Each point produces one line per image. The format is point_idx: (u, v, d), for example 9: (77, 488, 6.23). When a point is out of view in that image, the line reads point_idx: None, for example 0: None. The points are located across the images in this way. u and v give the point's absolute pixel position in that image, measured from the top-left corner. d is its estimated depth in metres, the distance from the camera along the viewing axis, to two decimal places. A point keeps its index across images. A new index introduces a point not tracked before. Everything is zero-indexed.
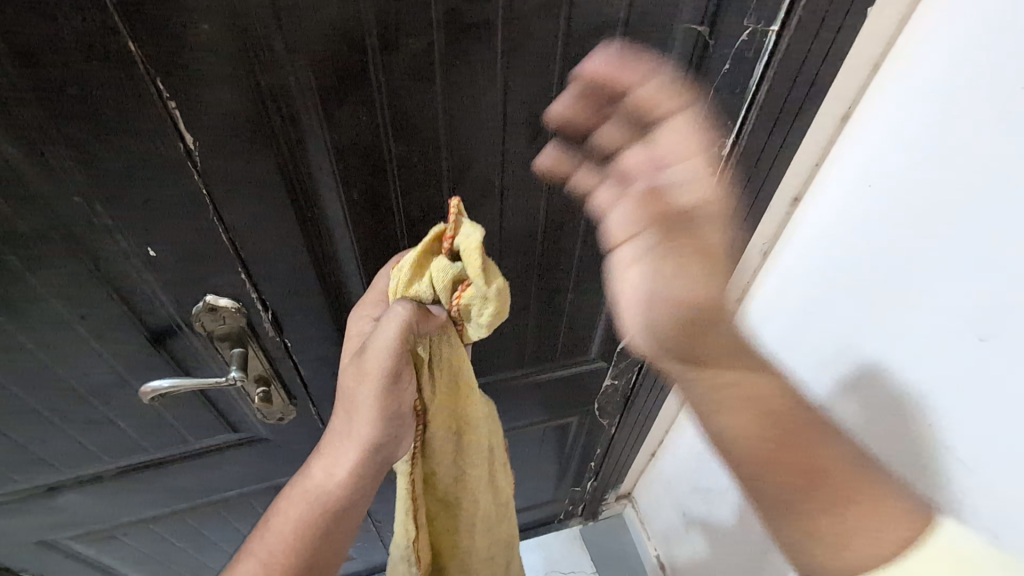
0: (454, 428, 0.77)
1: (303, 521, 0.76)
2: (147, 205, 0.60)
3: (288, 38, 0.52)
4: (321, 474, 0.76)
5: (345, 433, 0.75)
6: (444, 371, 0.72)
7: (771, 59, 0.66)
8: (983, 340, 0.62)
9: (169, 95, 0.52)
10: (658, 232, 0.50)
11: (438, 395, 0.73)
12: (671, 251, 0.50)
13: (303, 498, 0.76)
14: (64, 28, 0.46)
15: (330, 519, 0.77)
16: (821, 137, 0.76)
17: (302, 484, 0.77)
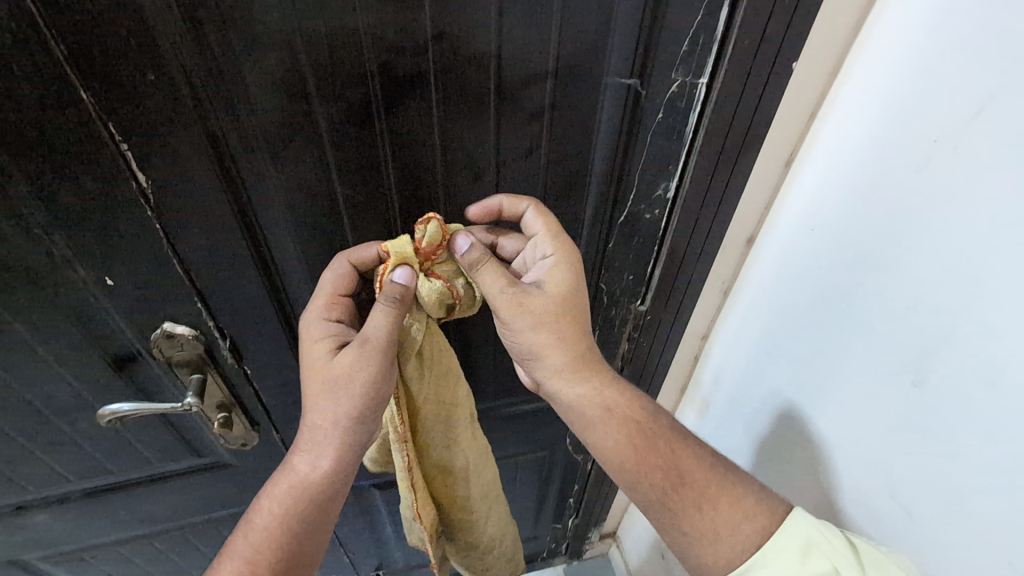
0: (445, 411, 0.80)
1: (292, 514, 0.72)
2: (106, 237, 0.63)
3: (230, 86, 0.55)
4: (308, 462, 0.73)
5: (331, 420, 0.71)
6: (428, 364, 0.75)
7: (704, 110, 0.65)
8: (918, 386, 0.61)
9: (121, 136, 0.56)
10: (519, 305, 0.71)
11: (426, 385, 0.76)
12: (532, 315, 0.71)
13: (289, 488, 0.73)
14: (23, 81, 0.50)
15: (317, 510, 0.73)
16: (768, 183, 0.77)
17: (287, 476, 0.73)
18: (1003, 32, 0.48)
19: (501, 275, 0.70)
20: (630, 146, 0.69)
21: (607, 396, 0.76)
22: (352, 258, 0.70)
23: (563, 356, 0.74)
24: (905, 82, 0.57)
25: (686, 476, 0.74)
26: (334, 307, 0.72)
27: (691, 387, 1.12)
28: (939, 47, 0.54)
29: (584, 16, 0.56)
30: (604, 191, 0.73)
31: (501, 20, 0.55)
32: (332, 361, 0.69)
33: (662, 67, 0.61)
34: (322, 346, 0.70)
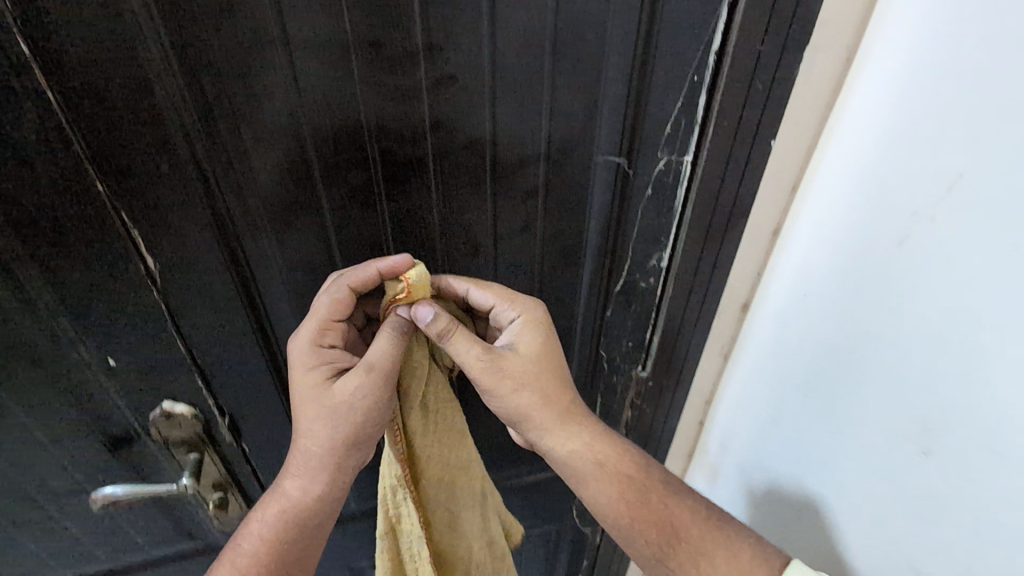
0: (442, 450, 0.73)
1: (281, 538, 0.69)
2: (111, 319, 0.65)
3: (238, 173, 0.58)
4: (301, 485, 0.69)
5: (326, 447, 0.68)
6: (432, 400, 0.71)
7: (690, 185, 0.68)
8: (927, 454, 0.59)
9: (132, 223, 0.59)
10: (498, 369, 0.68)
11: (427, 444, 0.72)
12: (509, 378, 0.69)
13: (280, 512, 0.69)
14: (43, 175, 0.54)
15: (304, 533, 0.70)
16: (759, 252, 0.79)
17: (276, 499, 0.70)
18: (954, 110, 0.51)
19: (472, 345, 0.67)
20: (622, 218, 0.71)
21: (598, 450, 0.74)
22: (351, 281, 0.65)
23: (550, 416, 0.72)
24: (873, 156, 0.60)
25: (682, 530, 0.72)
26: (326, 332, 0.67)
27: (699, 452, 1.09)
28: (898, 124, 0.57)
29: (572, 104, 0.60)
30: (600, 262, 0.75)
31: (496, 107, 0.59)
32: (330, 391, 0.66)
33: (647, 148, 0.65)
34: (317, 375, 0.66)
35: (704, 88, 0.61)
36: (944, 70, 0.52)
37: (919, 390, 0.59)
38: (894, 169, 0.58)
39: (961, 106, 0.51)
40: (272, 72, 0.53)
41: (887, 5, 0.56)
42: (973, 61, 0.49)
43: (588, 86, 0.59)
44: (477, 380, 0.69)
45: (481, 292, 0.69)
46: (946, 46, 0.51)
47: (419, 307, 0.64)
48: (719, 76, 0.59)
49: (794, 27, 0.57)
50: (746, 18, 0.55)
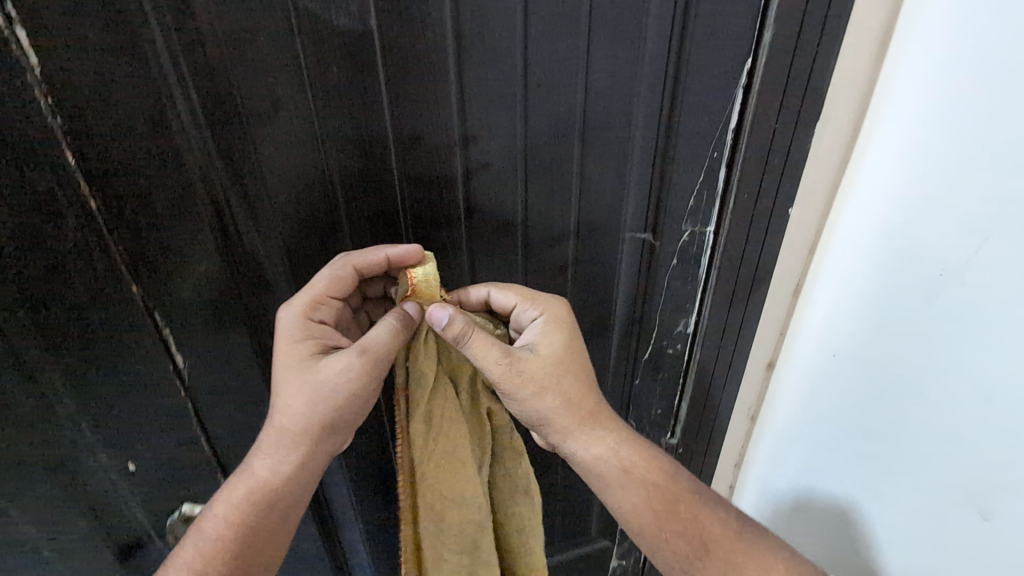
0: (451, 470, 0.61)
1: (249, 522, 0.58)
2: (129, 417, 0.61)
3: (272, 264, 0.58)
4: (274, 462, 0.58)
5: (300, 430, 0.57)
6: (436, 415, 0.60)
7: (714, 254, 0.69)
8: (988, 520, 0.56)
9: (164, 323, 0.58)
10: (518, 373, 0.59)
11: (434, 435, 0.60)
12: (530, 381, 0.60)
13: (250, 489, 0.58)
14: (78, 280, 0.53)
15: (273, 522, 0.59)
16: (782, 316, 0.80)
17: (245, 479, 0.59)
18: (962, 176, 0.53)
19: (492, 346, 0.58)
20: (649, 288, 0.72)
21: (624, 455, 0.66)
22: (356, 265, 0.56)
23: (572, 418, 0.64)
24: (887, 218, 0.61)
25: (709, 541, 0.65)
26: (320, 307, 0.57)
27: (739, 493, 1.00)
28: (907, 189, 0.58)
29: (600, 182, 0.62)
30: (627, 330, 0.76)
31: (528, 189, 0.60)
32: (314, 369, 0.56)
33: (670, 222, 0.67)
34: (302, 352, 0.56)
35: (723, 163, 0.63)
36: (944, 139, 0.54)
37: (967, 451, 0.57)
38: (910, 230, 0.59)
39: (969, 172, 0.52)
40: (302, 164, 0.53)
41: (886, 80, 0.58)
42: (974, 131, 0.51)
43: (615, 166, 0.61)
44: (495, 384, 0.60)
45: (501, 295, 0.62)
46: (947, 118, 0.53)
47: (434, 310, 0.55)
48: (737, 153, 0.62)
49: (804, 107, 0.59)
50: (760, 96, 0.58)
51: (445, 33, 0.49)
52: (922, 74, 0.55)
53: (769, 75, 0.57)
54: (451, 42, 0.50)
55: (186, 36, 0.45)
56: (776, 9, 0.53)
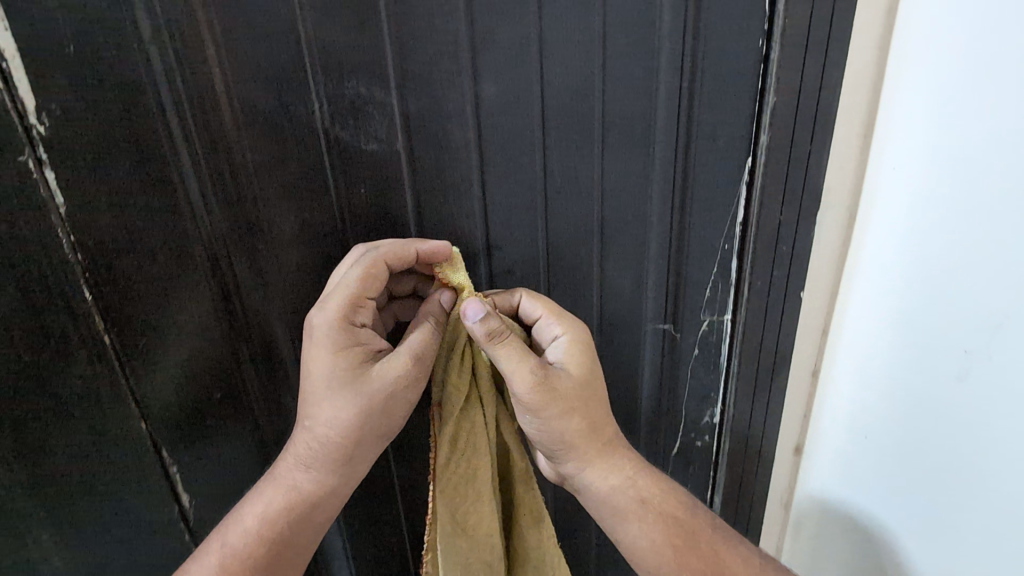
0: (461, 508, 0.53)
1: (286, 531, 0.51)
2: (128, 547, 0.57)
3: (292, 388, 0.55)
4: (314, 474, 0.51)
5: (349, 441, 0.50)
6: (461, 439, 0.53)
7: (733, 342, 0.67)
8: None
9: (171, 459, 0.54)
10: (550, 389, 0.52)
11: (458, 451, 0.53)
12: (562, 400, 0.53)
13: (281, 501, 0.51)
14: (80, 420, 0.50)
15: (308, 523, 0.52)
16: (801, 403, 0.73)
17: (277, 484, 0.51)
18: (988, 240, 0.49)
19: (522, 355, 0.51)
20: (672, 379, 0.71)
21: (642, 485, 0.58)
22: (388, 260, 0.49)
23: (592, 445, 0.56)
24: (908, 284, 0.57)
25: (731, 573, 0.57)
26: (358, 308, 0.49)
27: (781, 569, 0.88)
28: (925, 251, 0.54)
29: (620, 283, 0.63)
30: (653, 422, 0.74)
31: (550, 283, 0.61)
32: (365, 379, 0.49)
33: (688, 316, 0.66)
34: (345, 361, 0.48)
35: (735, 254, 0.62)
36: (957, 204, 0.50)
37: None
38: (936, 295, 0.54)
39: (992, 237, 0.48)
40: (323, 270, 0.51)
41: (881, 148, 0.56)
42: (989, 194, 0.48)
43: (633, 265, 0.62)
44: (520, 399, 0.52)
45: (532, 307, 0.56)
46: (959, 182, 0.49)
47: (466, 306, 0.50)
48: (747, 238, 0.61)
49: (806, 195, 0.58)
50: (764, 188, 0.57)
51: (468, 145, 0.51)
52: (920, 140, 0.52)
53: (771, 170, 0.57)
54: (475, 152, 0.51)
55: (217, 165, 0.46)
56: (769, 113, 0.54)
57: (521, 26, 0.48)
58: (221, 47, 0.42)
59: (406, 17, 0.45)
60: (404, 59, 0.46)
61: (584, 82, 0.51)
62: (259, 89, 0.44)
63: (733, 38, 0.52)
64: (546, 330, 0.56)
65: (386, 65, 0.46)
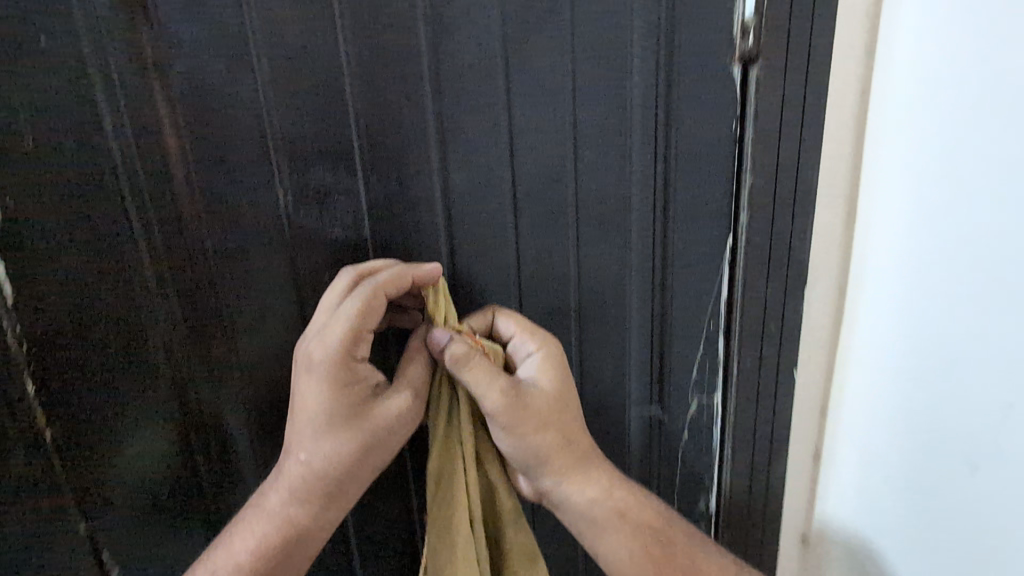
0: (447, 556, 0.49)
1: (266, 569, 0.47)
2: None
3: (246, 482, 0.52)
4: (305, 509, 0.47)
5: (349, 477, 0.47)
6: (443, 473, 0.49)
7: (725, 426, 0.62)
8: None
9: (111, 559, 0.50)
10: (521, 407, 0.48)
11: (440, 490, 0.49)
12: (534, 420, 0.49)
13: (268, 543, 0.46)
14: (13, 519, 0.47)
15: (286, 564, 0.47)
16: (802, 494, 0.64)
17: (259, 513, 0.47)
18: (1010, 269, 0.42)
19: (493, 374, 0.47)
20: (663, 467, 0.66)
21: (620, 496, 0.53)
22: (386, 291, 0.45)
23: (568, 456, 0.51)
24: (911, 313, 0.50)
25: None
26: (360, 341, 0.45)
27: None
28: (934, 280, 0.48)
29: (601, 363, 0.60)
30: None
31: None
32: (361, 412, 0.46)
33: (674, 397, 0.62)
34: (348, 400, 0.45)
35: (721, 333, 0.59)
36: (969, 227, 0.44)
37: None
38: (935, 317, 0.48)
39: (1003, 251, 0.42)
40: (283, 355, 0.49)
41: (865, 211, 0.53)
42: (980, 202, 0.43)
43: (614, 343, 0.59)
44: (491, 419, 0.48)
45: (507, 323, 0.52)
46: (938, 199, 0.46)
47: (436, 332, 0.47)
48: (733, 316, 0.57)
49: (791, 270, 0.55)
50: (746, 264, 0.55)
51: (435, 216, 0.50)
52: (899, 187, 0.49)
53: (753, 246, 0.55)
54: (442, 222, 0.50)
55: (175, 256, 0.45)
56: (747, 190, 0.53)
57: (489, 105, 0.48)
58: (182, 130, 0.42)
59: (374, 105, 0.45)
60: (371, 142, 0.46)
61: (557, 158, 0.51)
62: (217, 167, 0.44)
63: (704, 119, 0.52)
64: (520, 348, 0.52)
65: (353, 147, 0.46)
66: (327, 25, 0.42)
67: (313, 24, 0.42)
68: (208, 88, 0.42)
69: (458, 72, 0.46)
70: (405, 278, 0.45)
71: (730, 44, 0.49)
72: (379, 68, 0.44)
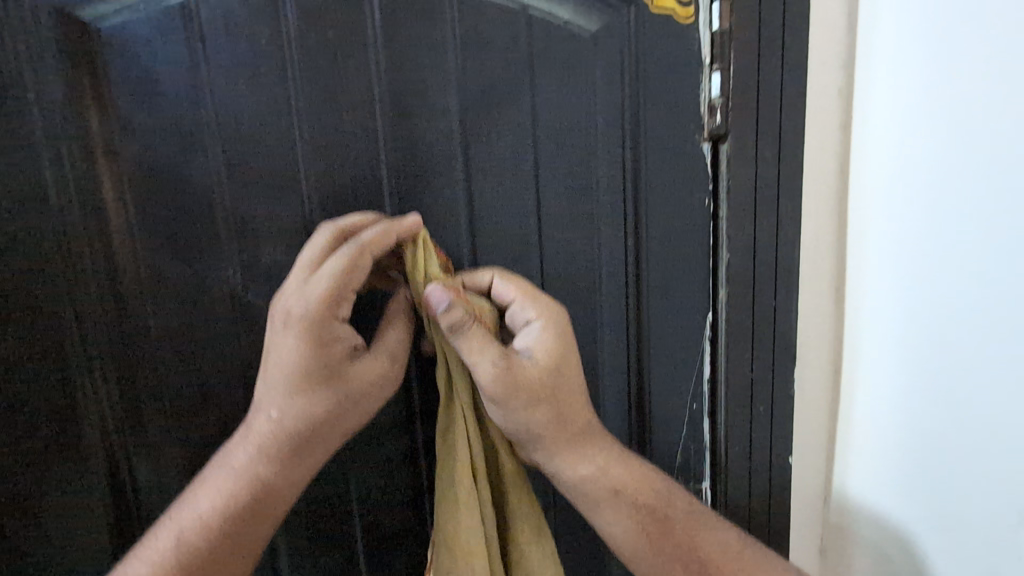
0: (448, 509, 0.42)
1: (224, 538, 0.39)
2: None
3: None
4: (271, 468, 0.39)
5: (318, 442, 0.40)
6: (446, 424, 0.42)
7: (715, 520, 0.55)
8: None
9: None
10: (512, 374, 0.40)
11: (445, 438, 0.42)
12: (529, 392, 0.40)
13: (229, 508, 0.39)
14: None
15: (244, 535, 0.39)
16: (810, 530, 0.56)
17: (219, 472, 0.40)
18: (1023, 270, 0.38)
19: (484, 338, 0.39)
20: None
21: (618, 473, 0.44)
22: (367, 243, 0.39)
23: (562, 433, 0.43)
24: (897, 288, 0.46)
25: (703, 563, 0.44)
26: (343, 299, 0.39)
27: None
28: (938, 285, 0.43)
29: None
30: None
31: None
32: (336, 368, 0.39)
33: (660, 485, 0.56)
34: (322, 360, 0.39)
35: (706, 415, 0.54)
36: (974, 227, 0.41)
37: None
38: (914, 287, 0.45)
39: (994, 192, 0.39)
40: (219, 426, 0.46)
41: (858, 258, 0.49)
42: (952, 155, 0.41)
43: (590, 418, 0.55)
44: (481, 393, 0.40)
45: (505, 286, 0.43)
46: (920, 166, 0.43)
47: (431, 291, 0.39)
48: (717, 391, 0.53)
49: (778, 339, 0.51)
50: (727, 342, 0.51)
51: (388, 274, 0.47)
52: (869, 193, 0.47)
53: (734, 323, 0.51)
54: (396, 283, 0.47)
55: (123, 350, 0.44)
56: (724, 268, 0.51)
57: (445, 166, 0.47)
58: (128, 203, 0.42)
59: (329, 173, 0.45)
60: (324, 204, 0.45)
61: (517, 218, 0.49)
62: (163, 236, 0.43)
63: (671, 190, 0.50)
64: (517, 314, 0.43)
65: (303, 213, 0.45)
66: (282, 109, 0.43)
67: (261, 93, 0.42)
68: (159, 168, 0.42)
69: (420, 147, 0.46)
70: (395, 235, 0.40)
71: (698, 123, 0.49)
72: (335, 146, 0.44)
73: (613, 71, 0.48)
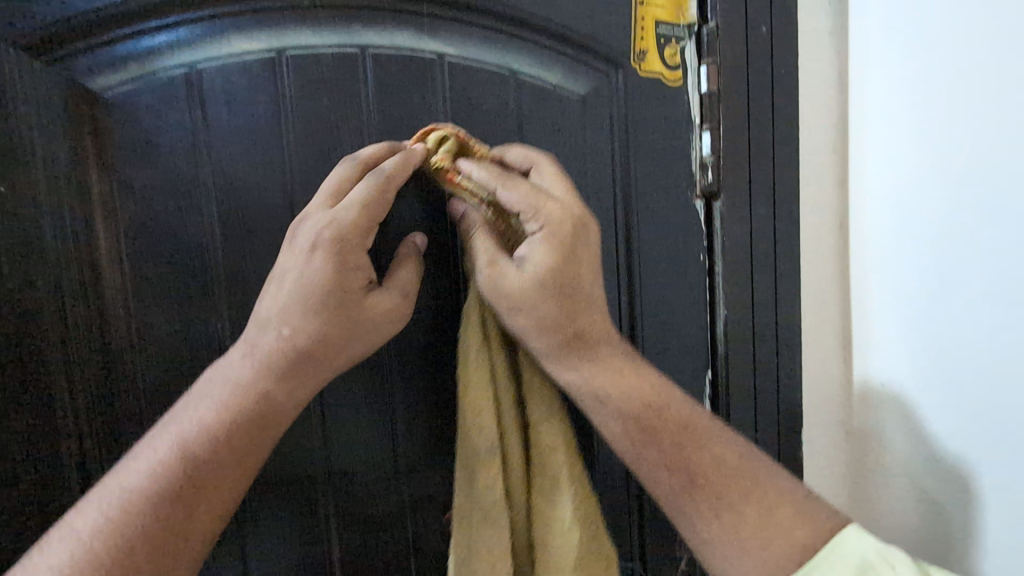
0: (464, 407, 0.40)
1: (217, 459, 0.34)
2: None
3: None
4: (273, 384, 0.36)
5: (325, 362, 0.37)
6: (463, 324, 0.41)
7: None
8: None
9: None
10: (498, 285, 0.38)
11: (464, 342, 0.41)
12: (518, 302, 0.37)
13: (229, 423, 0.35)
14: None
15: (238, 467, 0.35)
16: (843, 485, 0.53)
17: (212, 386, 0.36)
18: None
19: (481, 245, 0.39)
20: None
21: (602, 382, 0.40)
22: (389, 170, 0.38)
23: (549, 340, 0.38)
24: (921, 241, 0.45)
25: (699, 476, 0.40)
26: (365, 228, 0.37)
27: None
28: (951, 217, 0.43)
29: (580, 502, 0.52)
30: None
31: None
32: (350, 291, 0.37)
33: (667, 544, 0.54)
34: (340, 284, 0.36)
35: None
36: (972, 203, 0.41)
37: None
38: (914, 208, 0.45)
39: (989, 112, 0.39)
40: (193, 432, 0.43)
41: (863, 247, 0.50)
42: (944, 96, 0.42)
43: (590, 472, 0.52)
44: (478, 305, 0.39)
45: (509, 194, 0.38)
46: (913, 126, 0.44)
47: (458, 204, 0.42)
48: None
49: (783, 366, 0.51)
50: (728, 387, 0.50)
51: None
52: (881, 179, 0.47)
53: (735, 384, 0.51)
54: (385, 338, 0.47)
55: (112, 404, 0.44)
56: (723, 325, 0.50)
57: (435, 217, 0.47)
58: (124, 260, 0.43)
59: None
60: None
61: None
62: (156, 292, 0.44)
63: (664, 243, 0.50)
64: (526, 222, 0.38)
65: None
66: (276, 168, 0.44)
67: (255, 149, 0.44)
68: (155, 226, 0.43)
69: (411, 198, 0.46)
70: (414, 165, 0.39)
71: (690, 180, 0.50)
72: None
73: (603, 130, 0.48)
